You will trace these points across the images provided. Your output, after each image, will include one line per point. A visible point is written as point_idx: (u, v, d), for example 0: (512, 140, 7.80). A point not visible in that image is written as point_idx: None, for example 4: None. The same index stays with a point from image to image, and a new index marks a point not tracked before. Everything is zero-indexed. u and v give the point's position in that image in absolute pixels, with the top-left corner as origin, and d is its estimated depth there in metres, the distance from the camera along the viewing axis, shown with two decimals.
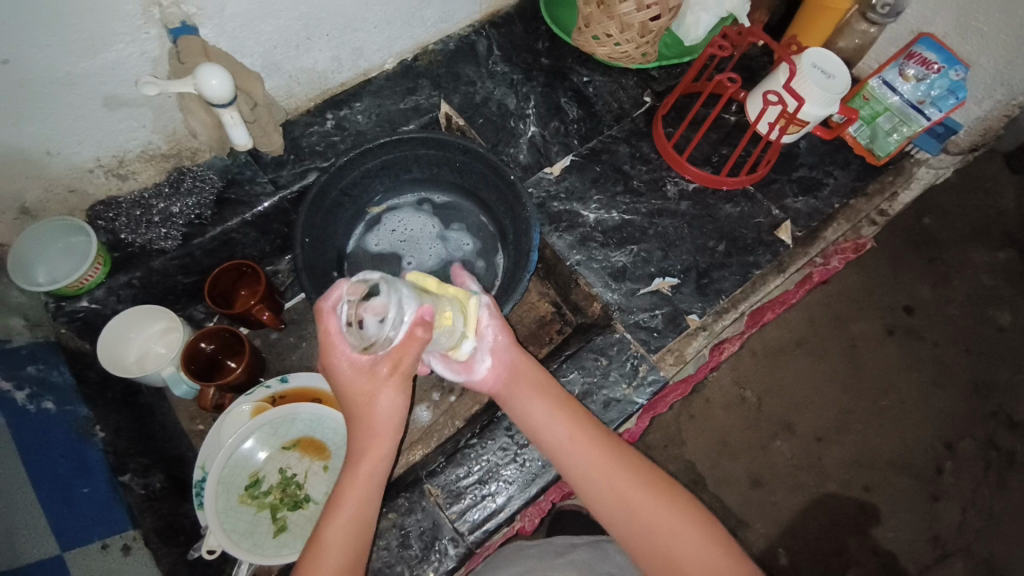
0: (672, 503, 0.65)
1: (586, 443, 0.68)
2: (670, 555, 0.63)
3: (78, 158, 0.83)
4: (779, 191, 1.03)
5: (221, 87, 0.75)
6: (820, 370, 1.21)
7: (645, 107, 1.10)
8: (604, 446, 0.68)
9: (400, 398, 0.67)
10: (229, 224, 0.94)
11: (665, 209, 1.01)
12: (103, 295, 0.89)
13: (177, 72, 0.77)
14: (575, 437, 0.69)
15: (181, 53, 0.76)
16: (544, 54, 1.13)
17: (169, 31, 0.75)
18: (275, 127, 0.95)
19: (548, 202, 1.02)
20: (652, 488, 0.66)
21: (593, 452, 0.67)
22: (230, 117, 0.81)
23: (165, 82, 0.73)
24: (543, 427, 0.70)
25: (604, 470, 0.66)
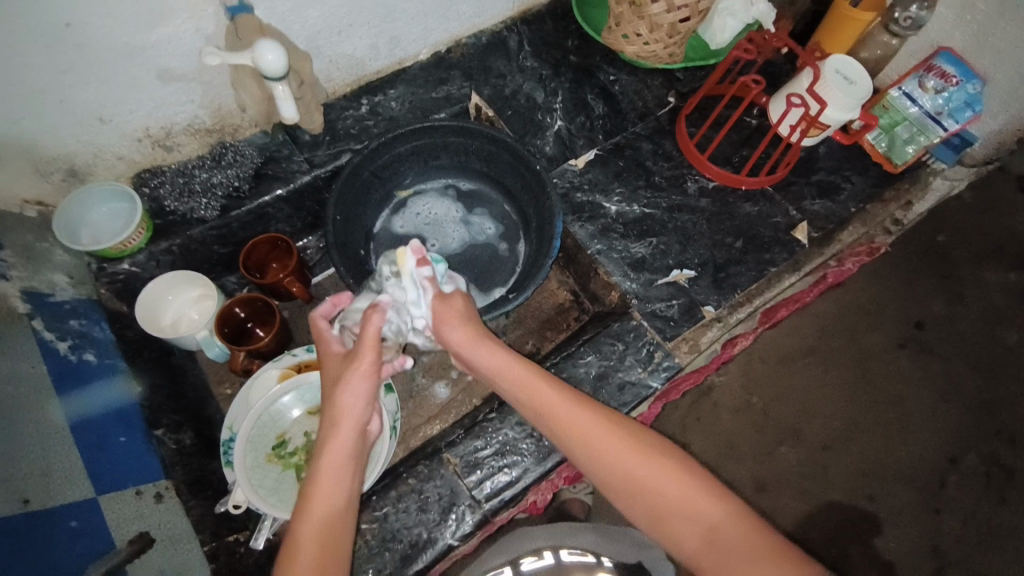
0: (639, 441, 0.68)
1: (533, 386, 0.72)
2: (634, 485, 0.65)
3: (130, 127, 0.87)
4: (798, 192, 1.05)
5: (276, 61, 0.80)
6: (824, 375, 1.23)
7: (670, 106, 1.13)
8: (563, 392, 0.72)
9: (365, 417, 0.67)
10: (265, 199, 0.98)
11: (685, 205, 1.04)
12: (144, 259, 0.92)
13: (233, 48, 0.82)
14: (526, 385, 0.73)
15: (239, 29, 0.82)
16: (573, 52, 1.18)
17: (226, 9, 0.79)
18: (318, 107, 1.01)
19: (571, 193, 1.05)
20: (614, 426, 0.69)
21: (552, 396, 0.71)
22: (282, 90, 0.86)
23: (226, 54, 0.79)
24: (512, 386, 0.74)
25: (563, 412, 0.70)
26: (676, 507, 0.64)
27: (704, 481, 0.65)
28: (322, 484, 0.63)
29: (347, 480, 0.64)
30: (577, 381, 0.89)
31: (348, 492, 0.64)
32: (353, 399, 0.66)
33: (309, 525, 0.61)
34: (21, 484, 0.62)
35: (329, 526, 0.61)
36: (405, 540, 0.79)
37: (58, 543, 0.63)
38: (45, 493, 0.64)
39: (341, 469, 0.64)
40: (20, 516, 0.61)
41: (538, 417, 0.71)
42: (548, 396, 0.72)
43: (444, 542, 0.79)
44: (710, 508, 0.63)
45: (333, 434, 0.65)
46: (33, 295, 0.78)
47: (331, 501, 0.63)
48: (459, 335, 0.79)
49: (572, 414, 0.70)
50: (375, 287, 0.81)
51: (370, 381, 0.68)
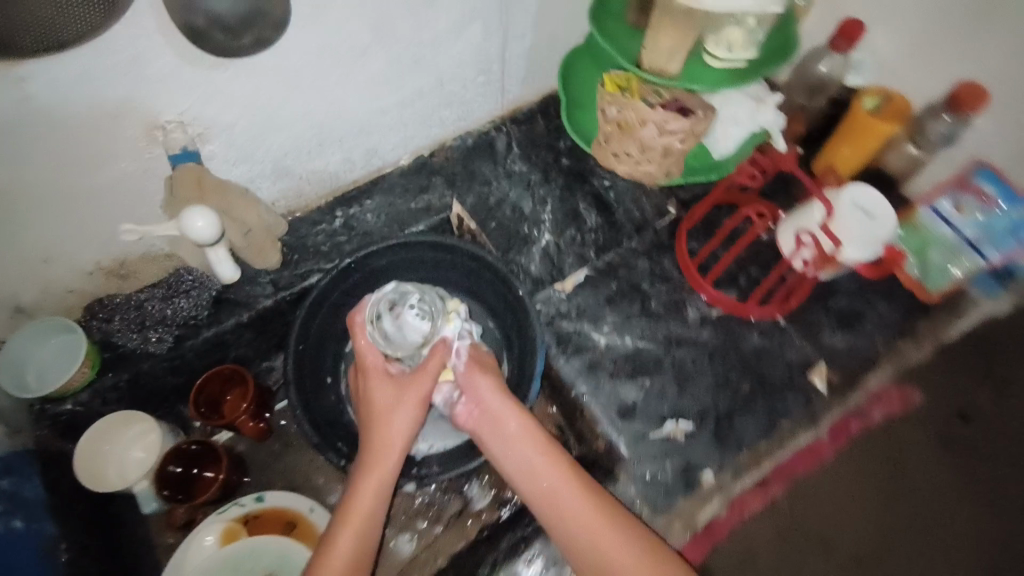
0: (597, 503, 0.73)
1: (543, 470, 0.75)
2: None
3: (78, 262, 0.81)
4: (815, 324, 0.93)
5: (207, 230, 0.73)
6: (871, 499, 0.96)
7: (669, 217, 1.03)
8: (533, 446, 0.77)
9: (404, 454, 0.77)
10: (223, 327, 0.91)
11: (684, 337, 0.92)
12: (90, 398, 0.86)
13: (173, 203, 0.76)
14: (543, 482, 0.75)
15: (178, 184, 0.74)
16: (566, 154, 1.09)
17: (172, 156, 0.74)
18: (273, 244, 0.91)
19: (556, 321, 0.95)
20: (576, 493, 0.73)
21: (524, 456, 0.76)
22: (220, 254, 0.81)
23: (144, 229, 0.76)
24: (528, 475, 0.75)
25: (534, 469, 0.76)
26: None
27: (648, 545, 0.70)
28: (360, 497, 0.73)
29: (381, 501, 0.73)
30: None
31: (386, 499, 0.74)
32: (402, 415, 0.77)
33: (336, 560, 0.69)
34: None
35: (354, 563, 0.70)
36: None
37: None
38: None
39: (382, 477, 0.74)
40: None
41: (561, 528, 0.72)
42: (568, 480, 0.74)
43: None
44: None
45: (375, 461, 0.75)
46: None
47: (365, 515, 0.72)
48: (502, 406, 0.79)
49: (540, 490, 0.74)
50: (391, 295, 0.85)
51: (421, 406, 0.79)
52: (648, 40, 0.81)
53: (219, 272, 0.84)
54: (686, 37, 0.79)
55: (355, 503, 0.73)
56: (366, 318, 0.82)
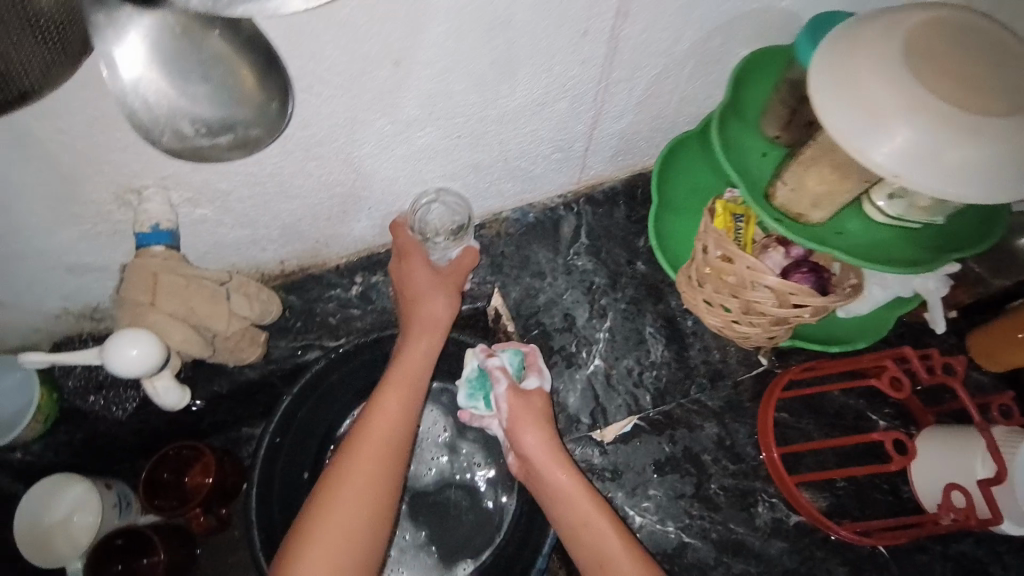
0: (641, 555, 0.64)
1: (581, 506, 0.68)
2: None
3: (44, 304, 0.70)
4: (926, 572, 0.69)
5: (143, 358, 0.60)
6: None
7: (758, 370, 0.81)
8: (576, 478, 0.69)
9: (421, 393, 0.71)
10: (201, 393, 0.79)
11: (745, 544, 0.71)
12: (42, 449, 0.76)
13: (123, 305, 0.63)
14: (564, 494, 0.69)
15: (130, 281, 0.63)
16: (642, 257, 0.90)
17: (138, 235, 0.62)
18: (255, 339, 0.76)
19: (585, 478, 0.76)
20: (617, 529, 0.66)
21: (557, 480, 0.70)
22: (160, 383, 0.66)
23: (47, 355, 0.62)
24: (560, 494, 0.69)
25: (581, 511, 0.67)
26: None
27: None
28: (354, 487, 0.63)
29: (382, 521, 0.63)
30: None
31: (397, 451, 0.67)
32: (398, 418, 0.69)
33: (342, 506, 0.62)
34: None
35: (360, 512, 0.62)
36: None
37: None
38: None
39: (370, 484, 0.63)
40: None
41: (581, 529, 0.66)
42: (586, 502, 0.68)
43: None
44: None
45: (394, 381, 0.70)
46: None
47: (370, 509, 0.63)
48: (541, 446, 0.71)
49: (585, 517, 0.67)
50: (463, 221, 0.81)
51: (453, 297, 0.77)
52: (789, 175, 0.61)
53: (162, 400, 0.67)
54: (845, 186, 0.58)
55: (342, 491, 0.63)
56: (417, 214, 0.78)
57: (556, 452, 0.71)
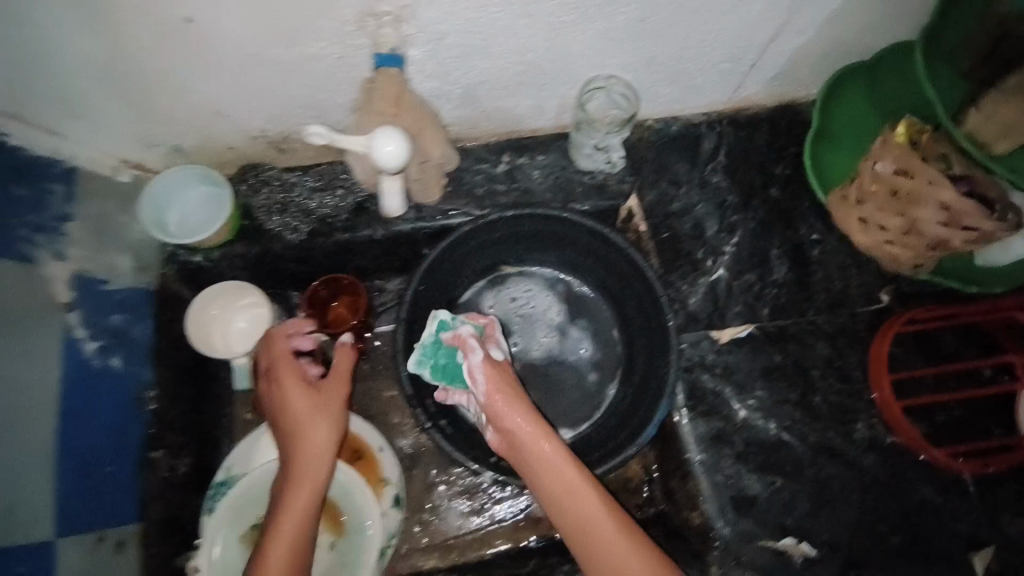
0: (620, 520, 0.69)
1: (573, 486, 0.70)
2: None
3: (244, 125, 0.77)
4: (1004, 502, 0.76)
5: (393, 157, 0.66)
6: None
7: (877, 305, 0.84)
8: (561, 449, 0.72)
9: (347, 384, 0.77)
10: (357, 235, 0.86)
11: (842, 452, 0.77)
12: (217, 259, 0.84)
13: (371, 116, 0.70)
14: (561, 476, 0.71)
15: (378, 88, 0.68)
16: (779, 183, 0.90)
17: (375, 57, 0.66)
18: (439, 184, 0.87)
19: (697, 371, 0.82)
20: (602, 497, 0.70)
21: (547, 450, 0.72)
22: (391, 185, 0.78)
23: (334, 138, 0.66)
24: (550, 472, 0.71)
25: (568, 480, 0.71)
26: None
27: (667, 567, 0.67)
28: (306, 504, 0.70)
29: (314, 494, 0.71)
30: None
31: (320, 447, 0.72)
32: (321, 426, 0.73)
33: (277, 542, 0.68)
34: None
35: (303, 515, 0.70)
36: None
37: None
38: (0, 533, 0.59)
39: (312, 490, 0.71)
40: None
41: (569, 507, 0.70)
42: (572, 478, 0.71)
43: None
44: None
45: (296, 447, 0.72)
46: (83, 280, 0.71)
47: (303, 513, 0.70)
48: (523, 422, 0.73)
49: (576, 490, 0.70)
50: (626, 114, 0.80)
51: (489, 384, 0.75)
52: (987, 101, 0.64)
53: (385, 204, 0.82)
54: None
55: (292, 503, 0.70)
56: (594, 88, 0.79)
57: (541, 425, 0.73)
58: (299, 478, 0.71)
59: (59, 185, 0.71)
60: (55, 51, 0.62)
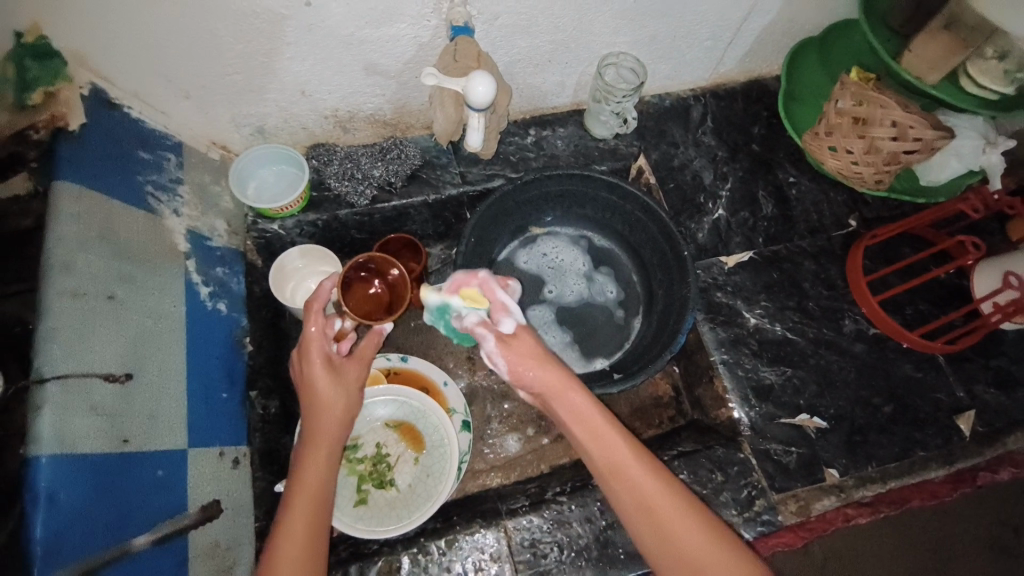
0: (663, 481, 0.65)
1: (599, 432, 0.67)
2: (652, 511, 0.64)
3: (321, 105, 0.91)
4: (970, 373, 0.93)
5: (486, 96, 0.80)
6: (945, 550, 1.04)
7: (847, 230, 1.02)
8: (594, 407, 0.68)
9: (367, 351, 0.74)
10: (413, 199, 0.99)
11: (836, 343, 0.93)
12: (291, 225, 0.96)
13: (449, 70, 0.80)
14: (580, 418, 0.68)
15: (458, 52, 0.79)
16: (757, 140, 1.10)
17: (451, 28, 0.80)
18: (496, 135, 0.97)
19: (711, 290, 0.97)
20: (637, 455, 0.66)
21: (576, 402, 0.68)
22: (477, 121, 0.87)
23: (443, 77, 0.80)
24: (573, 420, 0.68)
25: (598, 435, 0.67)
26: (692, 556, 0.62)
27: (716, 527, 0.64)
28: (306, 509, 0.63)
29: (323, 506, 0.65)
30: None
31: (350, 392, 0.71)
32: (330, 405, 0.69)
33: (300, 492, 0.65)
34: (123, 424, 0.62)
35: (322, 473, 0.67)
36: None
37: (134, 488, 0.62)
38: (145, 437, 0.65)
39: (313, 497, 0.64)
40: (115, 455, 0.61)
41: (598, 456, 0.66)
42: (597, 421, 0.68)
43: None
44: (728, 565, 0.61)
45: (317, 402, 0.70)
46: (194, 236, 0.83)
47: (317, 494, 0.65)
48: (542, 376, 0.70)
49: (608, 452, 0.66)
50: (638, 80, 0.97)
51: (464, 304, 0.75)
52: (916, 43, 0.85)
53: (470, 139, 0.91)
54: (954, 53, 0.83)
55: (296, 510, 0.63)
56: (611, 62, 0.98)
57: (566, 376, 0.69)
58: (299, 483, 0.65)
59: (171, 155, 0.83)
60: (179, 36, 0.73)
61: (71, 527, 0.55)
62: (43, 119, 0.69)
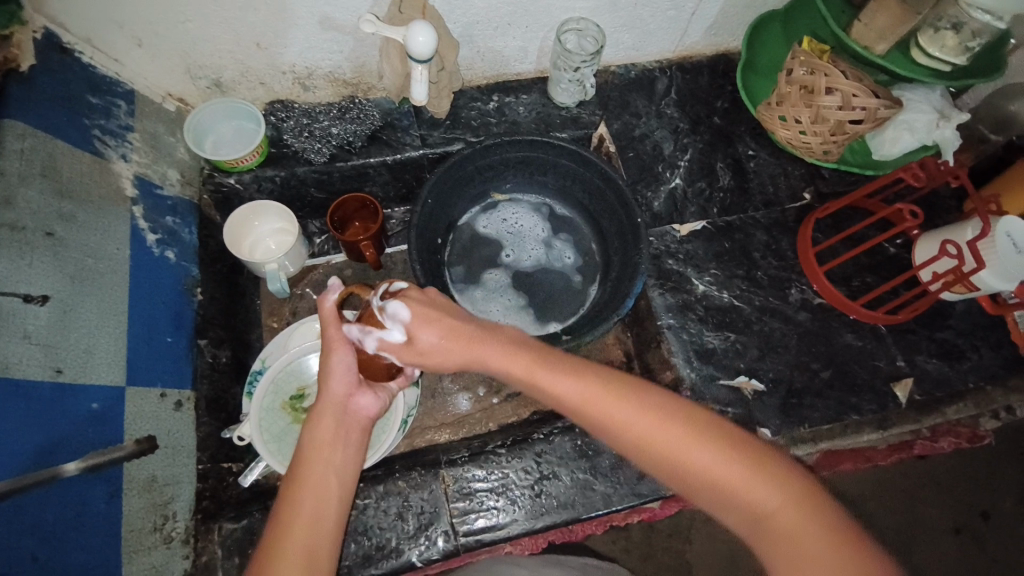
0: (702, 441, 0.58)
1: (603, 409, 0.60)
2: (694, 481, 0.58)
3: (279, 59, 0.91)
4: (913, 343, 0.94)
5: (425, 45, 0.80)
6: (880, 513, 1.11)
7: (801, 203, 1.04)
8: (582, 380, 0.62)
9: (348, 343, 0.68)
10: (371, 160, 0.99)
11: (780, 311, 0.95)
12: (249, 181, 0.96)
13: (391, 19, 0.84)
14: (577, 399, 0.61)
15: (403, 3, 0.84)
16: (720, 113, 1.10)
17: None
18: (449, 95, 1.00)
19: (663, 257, 0.98)
20: (654, 419, 0.60)
21: (556, 383, 0.62)
22: (420, 72, 0.86)
23: (381, 24, 0.81)
24: (571, 400, 0.61)
25: (601, 411, 0.60)
26: (747, 502, 0.56)
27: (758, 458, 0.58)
28: (327, 462, 0.63)
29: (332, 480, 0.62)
30: (598, 448, 0.82)
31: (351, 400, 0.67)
32: (339, 370, 0.67)
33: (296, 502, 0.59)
34: (58, 355, 0.64)
35: (321, 493, 0.61)
36: (376, 541, 0.76)
37: (66, 417, 0.63)
38: (80, 370, 0.66)
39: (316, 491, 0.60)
40: (49, 383, 0.62)
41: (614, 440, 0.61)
42: (603, 391, 0.61)
43: (409, 558, 0.76)
44: (762, 496, 0.56)
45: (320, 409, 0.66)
46: (143, 183, 0.83)
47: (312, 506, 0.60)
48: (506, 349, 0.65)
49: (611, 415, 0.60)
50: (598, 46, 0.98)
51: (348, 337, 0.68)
52: (868, 11, 0.86)
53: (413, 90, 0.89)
54: (906, 20, 0.84)
55: (316, 458, 0.63)
56: (567, 26, 0.98)
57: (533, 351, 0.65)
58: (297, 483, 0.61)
59: (122, 102, 0.84)
60: None
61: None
62: None
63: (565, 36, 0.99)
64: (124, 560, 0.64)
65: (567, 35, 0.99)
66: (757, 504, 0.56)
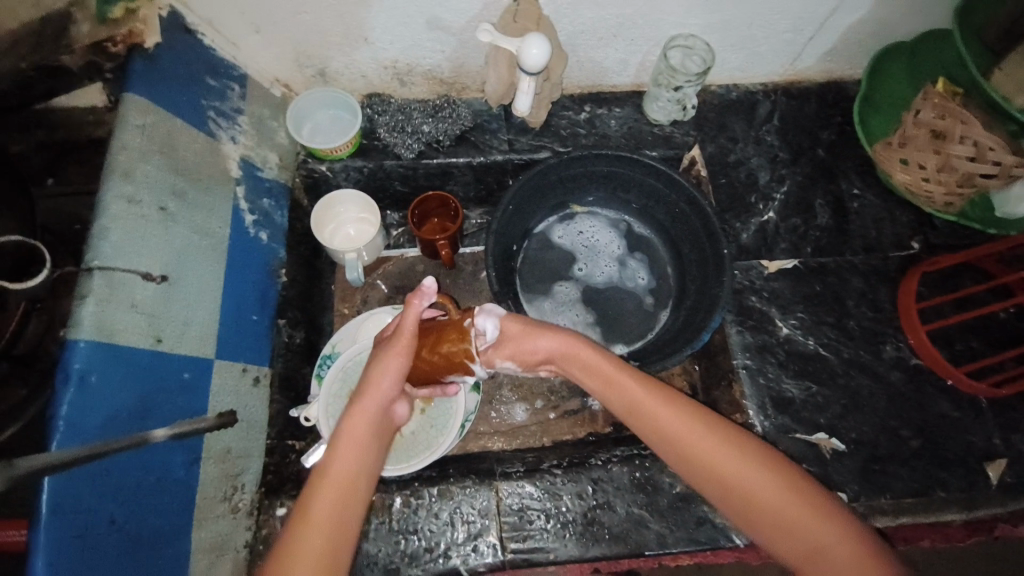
0: (773, 472, 0.61)
1: (689, 439, 0.64)
2: (760, 512, 0.60)
3: (382, 55, 0.92)
4: (1019, 423, 0.85)
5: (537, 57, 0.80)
6: None
7: (907, 252, 0.96)
8: (673, 410, 0.66)
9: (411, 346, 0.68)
10: (457, 160, 0.99)
11: (869, 367, 0.88)
12: (339, 169, 0.98)
13: (506, 27, 0.84)
14: (667, 429, 0.65)
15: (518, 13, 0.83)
16: (824, 145, 1.03)
17: None
18: (546, 105, 0.98)
19: (746, 293, 0.93)
20: (731, 449, 0.63)
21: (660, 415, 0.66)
22: (527, 85, 0.87)
23: (498, 36, 0.81)
24: (662, 427, 0.66)
25: (686, 439, 0.64)
26: (814, 541, 0.57)
27: (791, 478, 0.61)
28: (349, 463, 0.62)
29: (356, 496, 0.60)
30: (657, 485, 0.79)
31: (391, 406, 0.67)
32: (388, 371, 0.67)
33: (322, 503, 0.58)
34: (159, 324, 0.68)
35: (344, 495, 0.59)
36: (425, 542, 0.77)
37: (160, 383, 0.67)
38: (176, 340, 0.70)
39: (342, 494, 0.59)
40: (148, 351, 0.66)
41: (689, 467, 0.64)
42: (689, 418, 0.65)
43: (456, 564, 0.76)
44: (827, 530, 0.58)
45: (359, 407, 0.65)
46: (247, 164, 0.87)
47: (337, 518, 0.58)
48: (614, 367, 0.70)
49: (679, 436, 0.64)
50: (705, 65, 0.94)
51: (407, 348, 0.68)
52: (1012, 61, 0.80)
53: (517, 102, 0.90)
54: None
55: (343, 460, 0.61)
56: (675, 44, 0.95)
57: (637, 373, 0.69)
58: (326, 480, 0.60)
59: (235, 85, 0.87)
60: None
61: (100, 406, 0.61)
62: (121, 34, 0.74)
63: (671, 52, 0.96)
64: (195, 525, 0.68)
65: (674, 53, 0.96)
66: (822, 539, 0.57)
